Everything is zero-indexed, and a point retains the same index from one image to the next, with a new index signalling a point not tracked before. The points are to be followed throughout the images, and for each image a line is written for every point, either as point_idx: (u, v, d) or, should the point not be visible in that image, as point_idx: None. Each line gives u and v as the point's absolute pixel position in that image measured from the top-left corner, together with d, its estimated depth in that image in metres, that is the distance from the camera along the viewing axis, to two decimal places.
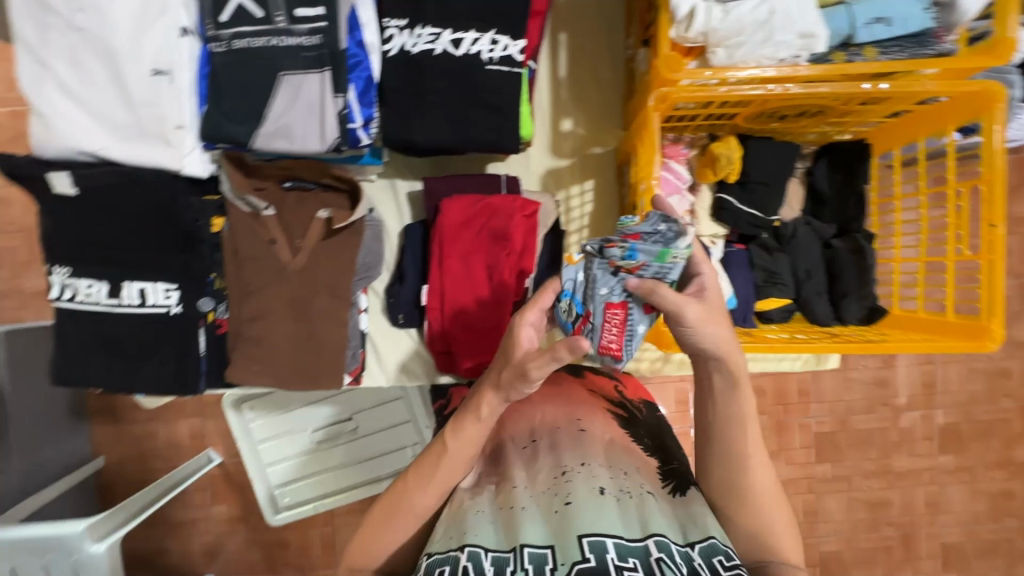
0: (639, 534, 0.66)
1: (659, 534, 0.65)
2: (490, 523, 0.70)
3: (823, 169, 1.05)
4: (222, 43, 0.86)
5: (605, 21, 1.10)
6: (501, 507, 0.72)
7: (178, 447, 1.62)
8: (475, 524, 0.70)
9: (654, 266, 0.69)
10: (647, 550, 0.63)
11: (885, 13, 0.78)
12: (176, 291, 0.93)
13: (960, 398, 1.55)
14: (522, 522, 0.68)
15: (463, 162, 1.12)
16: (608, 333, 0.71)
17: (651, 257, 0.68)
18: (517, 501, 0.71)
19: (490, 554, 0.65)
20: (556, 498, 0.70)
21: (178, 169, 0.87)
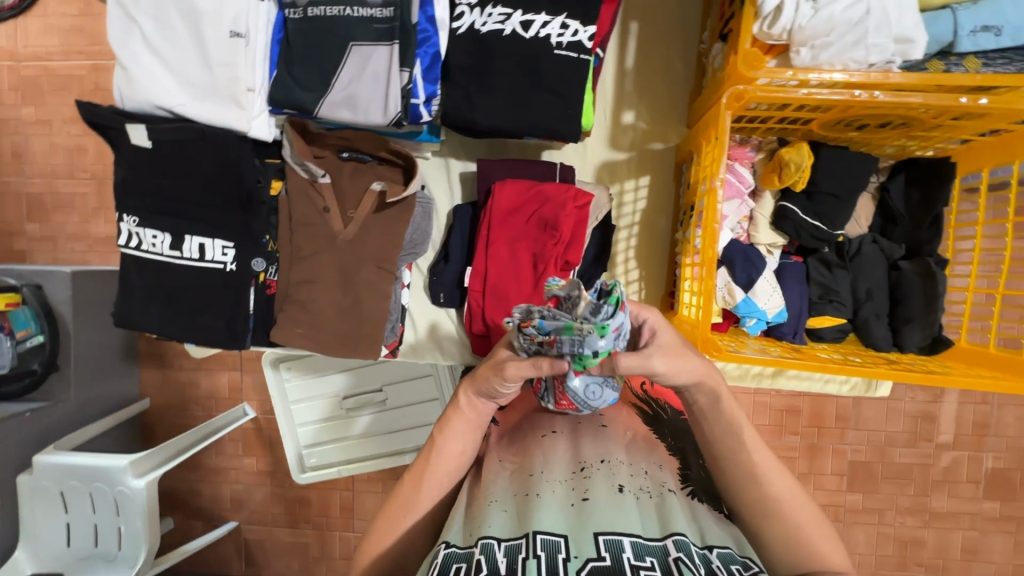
0: (657, 535, 0.64)
1: (679, 534, 0.63)
2: (505, 514, 0.68)
3: (899, 185, 0.98)
4: (298, 10, 0.88)
5: (681, 12, 1.06)
6: (515, 494, 0.71)
7: (217, 398, 1.70)
8: (490, 516, 0.68)
9: (567, 341, 0.62)
10: (666, 550, 0.61)
11: (995, 22, 0.72)
12: (232, 248, 0.97)
13: (1015, 444, 1.46)
14: (539, 508, 0.66)
15: (519, 147, 1.11)
16: (560, 388, 0.75)
17: (560, 331, 0.62)
18: (535, 489, 0.69)
19: (502, 544, 0.62)
20: (573, 492, 0.69)
21: (246, 131, 0.90)
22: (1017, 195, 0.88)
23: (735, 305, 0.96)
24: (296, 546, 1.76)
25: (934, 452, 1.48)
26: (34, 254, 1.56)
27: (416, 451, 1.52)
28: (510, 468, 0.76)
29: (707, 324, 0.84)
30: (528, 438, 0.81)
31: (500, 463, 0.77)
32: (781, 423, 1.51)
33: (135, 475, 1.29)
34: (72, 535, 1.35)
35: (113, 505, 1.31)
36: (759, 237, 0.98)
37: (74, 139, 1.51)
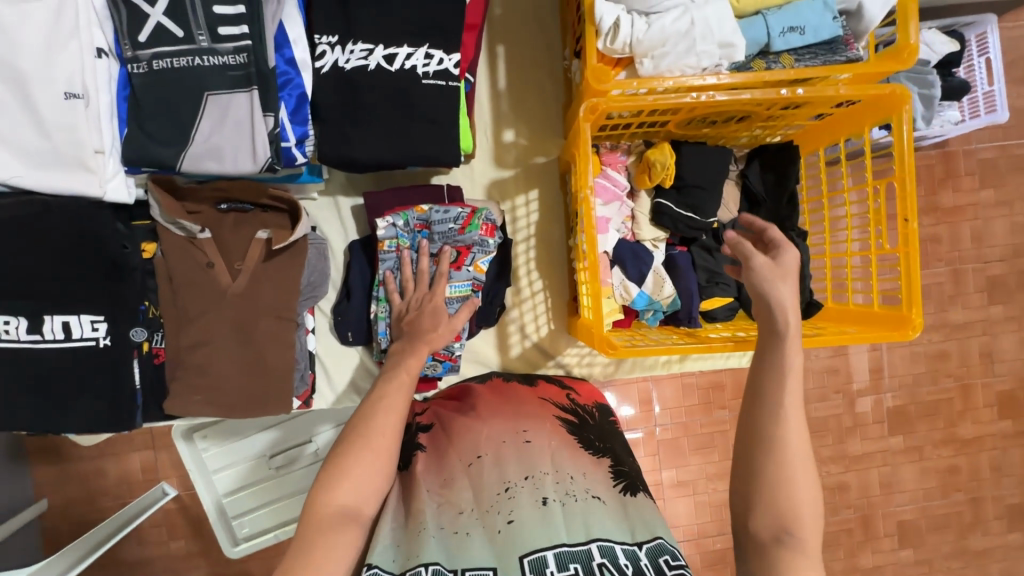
0: (582, 539, 0.68)
1: (602, 538, 0.68)
2: (436, 543, 0.71)
3: (756, 170, 1.08)
4: (141, 64, 0.83)
5: (542, 32, 1.12)
6: (444, 529, 0.73)
7: (130, 483, 1.54)
8: (427, 545, 0.70)
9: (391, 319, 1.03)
10: (590, 555, 0.65)
11: (798, 22, 0.82)
12: (103, 321, 0.89)
13: (905, 381, 1.63)
14: (470, 548, 0.70)
15: (407, 176, 1.11)
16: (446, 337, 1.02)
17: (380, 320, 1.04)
18: (464, 528, 0.73)
19: (428, 569, 0.65)
20: (499, 517, 0.73)
21: (102, 196, 0.85)
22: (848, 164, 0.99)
23: (632, 299, 1.01)
24: None
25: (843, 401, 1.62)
26: None
27: None
28: (438, 500, 0.78)
29: (602, 324, 0.87)
30: (454, 467, 0.82)
31: (429, 496, 0.78)
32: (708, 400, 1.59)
33: None
34: None
35: None
36: (643, 233, 1.04)
37: None
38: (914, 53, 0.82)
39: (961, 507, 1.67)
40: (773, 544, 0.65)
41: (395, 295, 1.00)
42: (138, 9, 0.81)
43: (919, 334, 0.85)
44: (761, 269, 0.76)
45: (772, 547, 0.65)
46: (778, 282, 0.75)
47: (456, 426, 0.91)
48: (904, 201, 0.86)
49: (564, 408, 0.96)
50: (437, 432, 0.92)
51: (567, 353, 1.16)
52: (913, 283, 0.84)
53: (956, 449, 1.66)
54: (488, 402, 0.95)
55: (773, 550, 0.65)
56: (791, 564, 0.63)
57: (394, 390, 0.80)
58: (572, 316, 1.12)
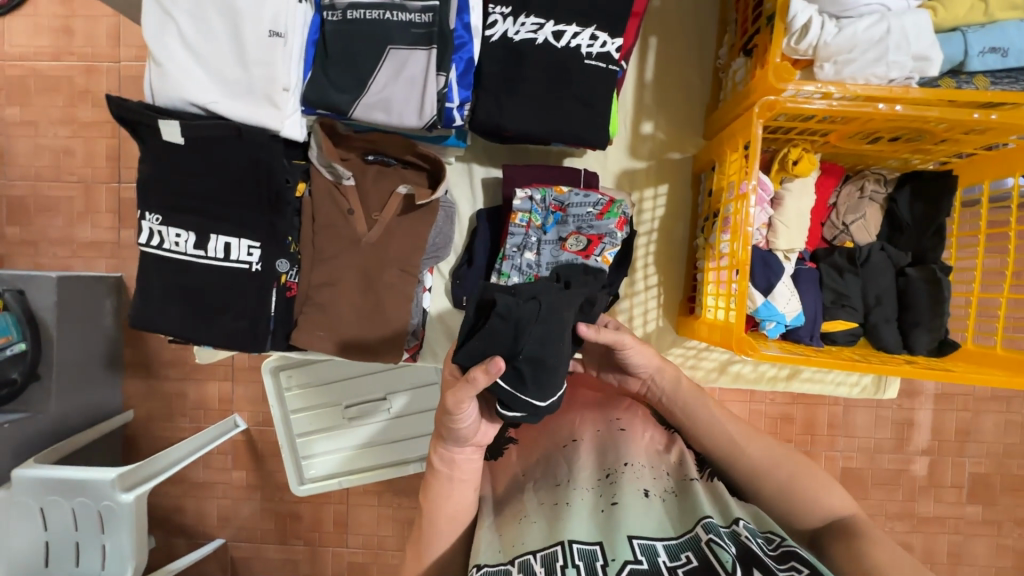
0: (687, 527, 0.67)
1: (707, 517, 0.66)
2: (535, 525, 0.70)
3: (906, 197, 1.04)
4: (336, 13, 0.88)
5: (698, 28, 1.11)
6: (543, 503, 0.73)
7: (205, 408, 1.64)
8: (524, 531, 0.70)
9: None
10: (697, 538, 0.64)
11: (1002, 44, 0.78)
12: (258, 248, 0.96)
13: (994, 449, 1.52)
14: (567, 521, 0.69)
15: (540, 154, 1.12)
16: None
17: None
18: (566, 498, 0.72)
19: (538, 557, 0.64)
20: (603, 498, 0.72)
21: (279, 130, 0.90)
22: (1016, 208, 0.94)
23: (756, 309, 0.99)
24: (286, 562, 1.71)
25: (921, 458, 1.53)
26: (14, 258, 1.52)
27: (421, 460, 1.50)
28: (535, 483, 0.78)
29: (742, 325, 0.85)
30: (549, 450, 0.82)
31: (527, 482, 0.79)
32: (776, 430, 1.55)
33: (123, 489, 1.24)
34: (51, 554, 1.30)
35: (98, 521, 1.25)
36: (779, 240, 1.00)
37: (63, 140, 1.48)
38: None
39: None
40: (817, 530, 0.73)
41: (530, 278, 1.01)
42: None
43: None
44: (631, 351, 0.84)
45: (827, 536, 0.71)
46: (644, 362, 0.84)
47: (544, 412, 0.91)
48: None
49: (650, 397, 0.95)
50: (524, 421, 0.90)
51: (669, 353, 1.15)
52: None
53: None
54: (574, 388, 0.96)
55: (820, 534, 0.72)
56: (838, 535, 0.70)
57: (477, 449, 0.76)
58: (684, 315, 1.11)
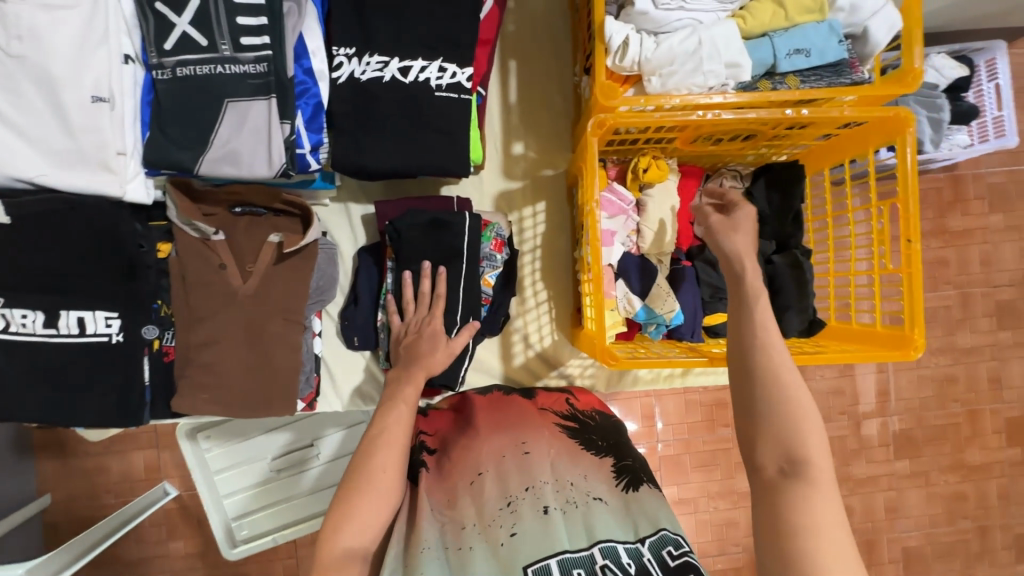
0: (585, 544, 0.72)
1: (604, 541, 0.72)
2: (441, 565, 0.72)
3: (761, 188, 1.09)
4: (166, 71, 0.86)
5: (553, 48, 1.14)
6: (448, 548, 0.74)
7: (130, 481, 1.56)
8: (427, 563, 0.71)
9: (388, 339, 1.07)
10: (592, 558, 0.70)
11: (804, 45, 0.84)
12: (117, 319, 0.92)
13: (912, 404, 1.62)
14: (474, 563, 0.71)
15: (417, 186, 1.12)
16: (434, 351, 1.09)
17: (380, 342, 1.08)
18: (467, 544, 0.74)
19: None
20: (501, 530, 0.74)
21: (121, 195, 0.87)
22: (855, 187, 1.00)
23: (635, 313, 1.03)
24: None
25: (848, 423, 1.61)
26: None
27: None
28: (442, 521, 0.78)
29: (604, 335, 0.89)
30: (457, 485, 0.83)
31: (434, 515, 0.79)
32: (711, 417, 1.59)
33: None
34: None
35: None
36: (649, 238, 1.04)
37: None
38: (918, 78, 0.84)
39: (969, 535, 1.65)
40: (779, 477, 0.62)
41: (395, 316, 1.00)
42: (165, 18, 0.84)
43: (921, 353, 0.85)
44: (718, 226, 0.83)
45: (786, 489, 0.62)
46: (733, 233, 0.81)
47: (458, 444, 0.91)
48: (907, 223, 0.86)
49: (563, 415, 0.98)
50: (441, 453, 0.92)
51: (570, 364, 1.17)
52: (916, 305, 0.85)
53: (962, 476, 1.64)
54: (493, 416, 0.95)
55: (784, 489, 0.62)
56: (800, 498, 0.60)
57: (394, 424, 0.81)
58: (575, 326, 1.13)
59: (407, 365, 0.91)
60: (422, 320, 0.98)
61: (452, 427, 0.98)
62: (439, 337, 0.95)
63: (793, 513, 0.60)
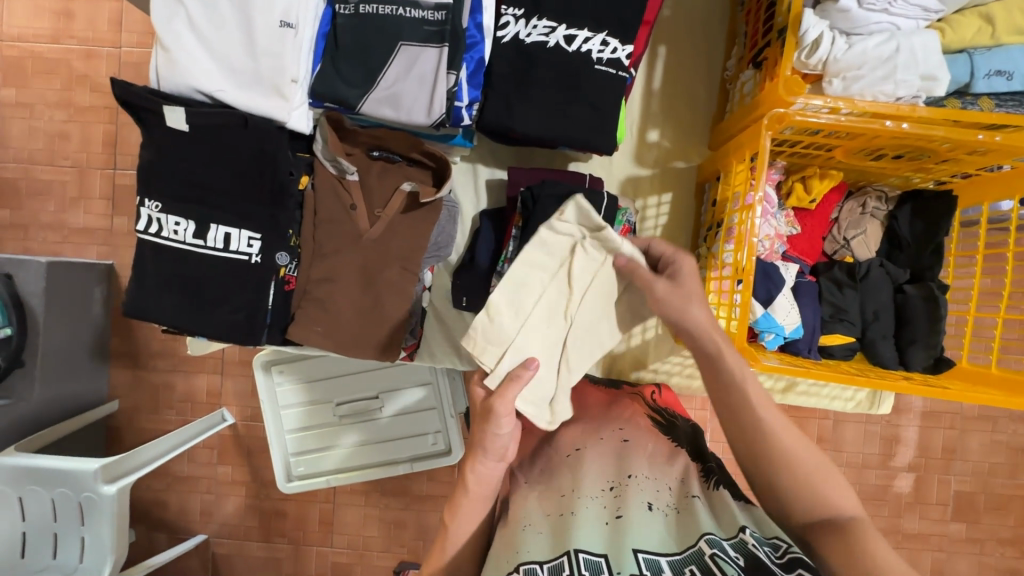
0: (692, 541, 0.69)
1: (709, 534, 0.68)
2: (541, 536, 0.73)
3: (906, 214, 1.05)
4: (348, 6, 0.87)
5: (706, 40, 1.12)
6: (548, 515, 0.76)
7: (195, 401, 1.60)
8: (527, 540, 0.72)
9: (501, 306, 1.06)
10: (701, 551, 0.66)
11: (1007, 67, 0.79)
12: (258, 240, 0.95)
13: (979, 468, 1.54)
14: (576, 528, 0.71)
15: (546, 156, 1.12)
16: None
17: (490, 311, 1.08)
18: (571, 508, 0.75)
19: (545, 568, 0.66)
20: (608, 510, 0.75)
21: (285, 121, 0.89)
22: (1016, 231, 0.95)
23: (755, 320, 1.00)
24: (269, 561, 1.68)
25: (906, 475, 1.55)
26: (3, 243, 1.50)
27: (411, 461, 1.49)
28: (539, 491, 0.82)
29: (744, 335, 0.87)
30: (552, 459, 0.87)
31: (529, 487, 0.83)
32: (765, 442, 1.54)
33: (104, 480, 1.20)
34: (28, 545, 1.27)
35: (78, 512, 1.22)
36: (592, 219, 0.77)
37: (58, 124, 1.46)
38: None
39: None
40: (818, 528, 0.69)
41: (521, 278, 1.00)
42: None
43: None
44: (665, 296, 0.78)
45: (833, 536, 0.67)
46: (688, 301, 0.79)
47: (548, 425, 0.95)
48: None
49: (652, 407, 1.00)
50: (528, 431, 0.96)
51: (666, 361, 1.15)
52: None
53: (1021, 552, 1.55)
54: (581, 401, 1.00)
55: (823, 535, 0.67)
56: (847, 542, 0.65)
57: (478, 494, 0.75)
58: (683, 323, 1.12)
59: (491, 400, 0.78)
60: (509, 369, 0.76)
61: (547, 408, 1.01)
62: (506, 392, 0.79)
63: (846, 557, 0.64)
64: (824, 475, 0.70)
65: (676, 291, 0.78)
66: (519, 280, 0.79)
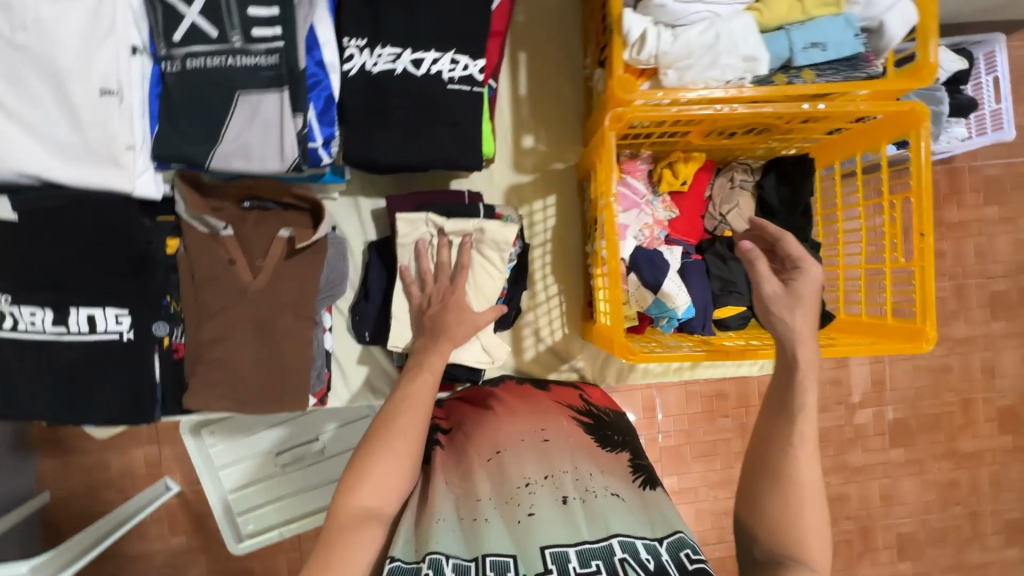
0: (603, 535, 0.72)
1: (622, 534, 0.71)
2: (454, 531, 0.74)
3: (772, 182, 1.09)
4: (174, 62, 0.84)
5: (563, 39, 1.13)
6: (462, 519, 0.76)
7: (133, 477, 1.53)
8: (439, 533, 0.73)
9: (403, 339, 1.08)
10: (612, 551, 0.69)
11: (820, 38, 0.84)
12: (127, 315, 0.91)
13: (907, 394, 1.64)
14: (485, 533, 0.73)
15: (427, 179, 1.12)
16: None
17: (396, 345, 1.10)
18: (482, 514, 0.75)
19: (450, 562, 0.69)
20: (517, 509, 0.75)
21: (130, 190, 0.85)
22: (889, 175, 0.94)
23: (647, 306, 1.03)
24: None
25: (845, 413, 1.63)
26: None
27: None
28: (456, 493, 0.80)
29: (620, 329, 0.88)
30: (473, 462, 0.84)
31: (447, 485, 0.81)
32: (712, 407, 1.55)
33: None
34: None
35: None
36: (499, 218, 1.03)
37: None
38: (932, 72, 0.84)
39: (960, 520, 1.67)
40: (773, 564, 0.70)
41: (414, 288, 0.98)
42: (174, 9, 0.83)
43: (932, 347, 0.86)
44: (772, 297, 0.81)
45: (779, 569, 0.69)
46: (793, 310, 0.79)
47: (474, 424, 0.93)
48: (920, 216, 0.86)
49: (579, 409, 0.98)
50: (455, 431, 0.94)
51: (580, 357, 1.17)
52: (927, 296, 0.85)
53: (956, 463, 1.66)
54: (507, 400, 0.98)
55: (781, 572, 0.69)
56: None
57: (417, 390, 0.83)
58: (586, 320, 1.14)
59: (433, 334, 0.92)
60: (443, 292, 0.97)
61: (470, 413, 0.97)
62: (463, 301, 0.95)
63: None
64: (817, 525, 0.71)
65: (791, 297, 0.80)
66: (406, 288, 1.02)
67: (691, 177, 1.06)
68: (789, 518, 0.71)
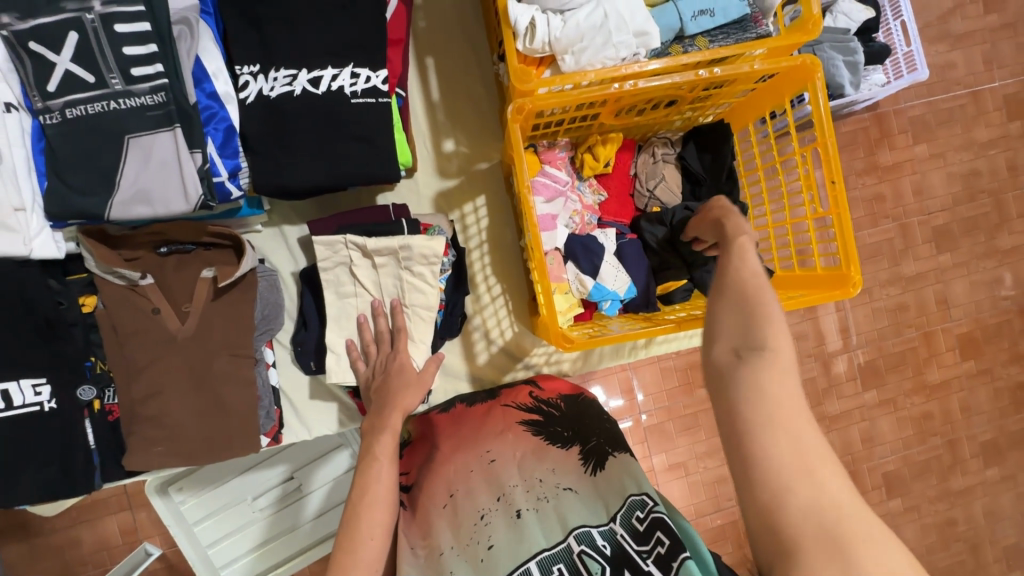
0: (559, 537, 0.76)
1: (578, 528, 0.76)
2: None
3: (692, 151, 1.09)
4: (54, 114, 0.81)
5: (468, 38, 1.12)
6: None
7: (111, 548, 1.39)
8: None
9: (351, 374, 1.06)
10: (570, 548, 0.74)
11: (707, 5, 0.86)
12: (45, 385, 0.90)
13: (872, 336, 1.62)
14: None
15: (352, 199, 1.09)
16: None
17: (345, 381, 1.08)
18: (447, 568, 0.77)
19: None
20: (479, 546, 0.78)
21: (27, 254, 0.85)
22: (796, 130, 0.95)
23: (589, 292, 1.02)
24: None
25: (815, 362, 1.61)
26: None
27: None
28: (421, 553, 0.81)
29: (554, 322, 0.91)
30: (429, 513, 0.85)
31: (410, 550, 0.81)
32: (688, 379, 1.51)
33: None
34: None
35: None
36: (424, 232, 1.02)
37: None
38: (818, 24, 0.85)
39: (940, 450, 1.67)
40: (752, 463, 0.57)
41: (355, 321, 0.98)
42: (43, 58, 0.79)
43: (859, 290, 0.89)
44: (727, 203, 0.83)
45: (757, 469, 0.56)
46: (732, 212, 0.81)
47: (425, 470, 0.93)
48: (829, 165, 0.90)
49: (528, 407, 0.97)
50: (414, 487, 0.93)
51: (533, 354, 1.17)
52: (847, 241, 0.88)
53: (927, 396, 1.65)
54: (451, 433, 0.96)
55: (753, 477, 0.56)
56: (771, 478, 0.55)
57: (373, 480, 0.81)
58: (533, 315, 1.13)
59: (381, 405, 0.90)
60: (387, 358, 0.97)
61: (423, 457, 0.97)
62: (409, 371, 0.94)
63: (779, 499, 0.55)
64: (795, 413, 0.57)
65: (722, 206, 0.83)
66: (337, 317, 1.01)
67: (612, 158, 1.07)
68: (761, 404, 0.58)
